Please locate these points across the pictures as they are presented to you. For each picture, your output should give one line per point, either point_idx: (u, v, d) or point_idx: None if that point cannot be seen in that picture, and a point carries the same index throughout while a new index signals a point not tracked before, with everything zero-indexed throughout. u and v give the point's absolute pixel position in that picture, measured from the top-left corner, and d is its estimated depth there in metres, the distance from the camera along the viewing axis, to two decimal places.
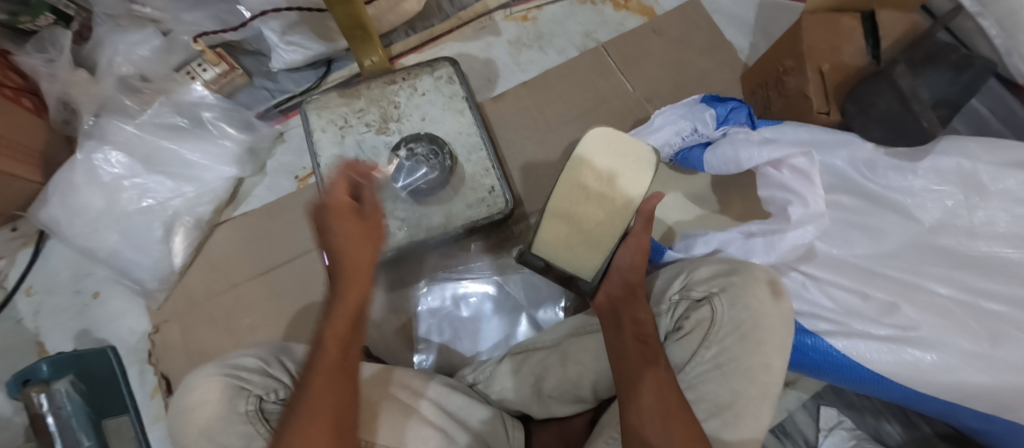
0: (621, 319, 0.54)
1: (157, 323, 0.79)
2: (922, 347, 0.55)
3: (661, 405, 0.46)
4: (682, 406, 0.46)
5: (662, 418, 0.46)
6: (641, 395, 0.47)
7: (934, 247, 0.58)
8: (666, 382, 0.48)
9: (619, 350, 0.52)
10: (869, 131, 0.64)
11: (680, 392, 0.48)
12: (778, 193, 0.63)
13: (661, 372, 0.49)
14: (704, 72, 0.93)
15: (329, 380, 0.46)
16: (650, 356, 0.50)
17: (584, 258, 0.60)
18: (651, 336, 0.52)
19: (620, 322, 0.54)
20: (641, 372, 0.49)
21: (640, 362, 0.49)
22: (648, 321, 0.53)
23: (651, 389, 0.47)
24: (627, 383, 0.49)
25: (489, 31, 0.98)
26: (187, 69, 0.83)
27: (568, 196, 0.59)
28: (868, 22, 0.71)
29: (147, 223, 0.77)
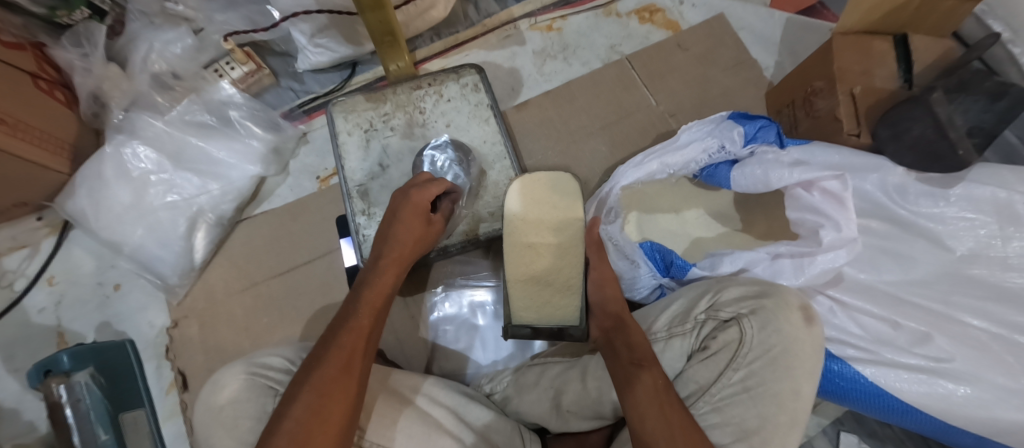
0: (616, 345, 0.54)
1: (176, 318, 0.79)
2: (954, 379, 0.55)
3: (668, 427, 0.46)
4: (690, 429, 0.46)
5: (670, 440, 0.45)
6: (646, 419, 0.46)
7: (966, 277, 0.57)
8: (670, 404, 0.47)
9: (619, 374, 0.51)
10: (901, 157, 0.63)
11: (687, 415, 0.47)
12: (808, 217, 0.63)
13: (665, 394, 0.48)
14: (729, 88, 0.93)
15: (348, 350, 0.49)
16: (650, 378, 0.49)
17: (566, 306, 0.63)
18: (645, 357, 0.51)
19: (615, 349, 0.54)
20: (645, 394, 0.48)
21: (642, 384, 0.48)
22: (643, 344, 0.53)
23: (654, 413, 0.47)
24: (632, 409, 0.47)
25: (514, 40, 0.98)
26: (215, 67, 0.84)
27: (522, 257, 0.63)
28: (901, 46, 0.71)
29: (172, 218, 0.77)
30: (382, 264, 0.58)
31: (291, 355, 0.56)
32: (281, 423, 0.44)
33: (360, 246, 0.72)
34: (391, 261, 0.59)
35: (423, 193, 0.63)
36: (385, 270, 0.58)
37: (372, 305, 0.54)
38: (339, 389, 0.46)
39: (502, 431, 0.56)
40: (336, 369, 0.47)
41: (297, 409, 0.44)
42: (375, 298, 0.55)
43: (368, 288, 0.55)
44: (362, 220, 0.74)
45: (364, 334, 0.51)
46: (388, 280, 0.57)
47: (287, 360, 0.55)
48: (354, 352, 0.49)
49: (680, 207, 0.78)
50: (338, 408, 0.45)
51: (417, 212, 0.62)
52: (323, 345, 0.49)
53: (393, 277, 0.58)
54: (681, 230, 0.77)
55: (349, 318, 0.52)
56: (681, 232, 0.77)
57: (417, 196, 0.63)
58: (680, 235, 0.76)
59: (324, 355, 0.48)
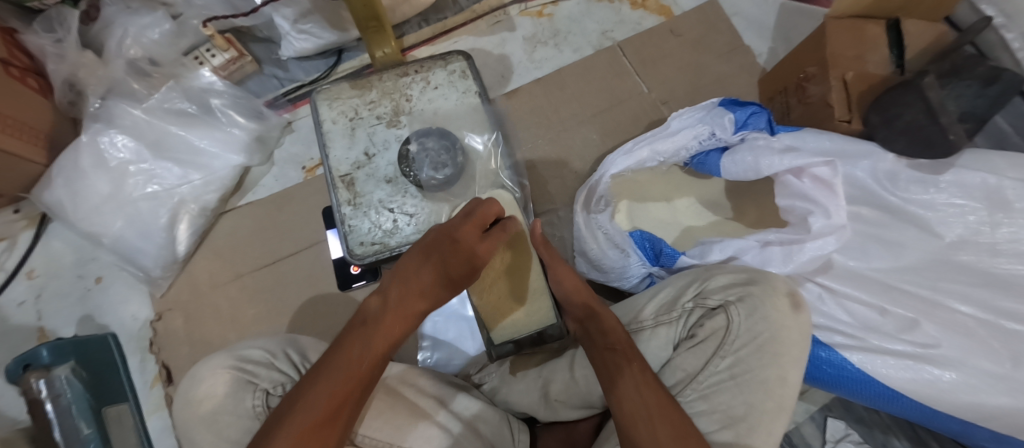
0: (591, 333, 0.55)
1: (160, 311, 0.78)
2: (941, 365, 0.55)
3: (647, 409, 0.45)
4: (670, 407, 0.45)
5: (649, 421, 0.44)
6: (626, 402, 0.46)
7: (953, 263, 0.57)
8: (649, 384, 0.47)
9: (597, 361, 0.51)
10: (891, 143, 0.61)
11: (667, 394, 0.47)
12: (799, 203, 0.61)
13: (644, 376, 0.48)
14: (721, 75, 0.92)
15: (338, 398, 0.44)
16: (627, 362, 0.49)
17: (537, 311, 0.62)
18: (620, 342, 0.51)
19: (591, 336, 0.54)
20: (621, 375, 0.48)
21: (617, 367, 0.49)
22: (616, 328, 0.53)
23: (631, 391, 0.46)
24: (608, 390, 0.48)
25: (504, 26, 0.96)
26: (195, 54, 0.81)
27: (481, 281, 0.62)
28: (893, 32, 0.70)
29: (154, 210, 0.75)
30: (403, 298, 0.50)
31: (272, 349, 0.54)
32: None
33: (346, 237, 0.70)
34: (412, 296, 0.51)
35: (481, 242, 0.53)
36: (401, 312, 0.50)
37: (377, 350, 0.48)
38: (318, 441, 0.43)
39: (490, 421, 0.56)
40: (318, 418, 0.43)
41: None
42: (381, 344, 0.48)
43: (378, 329, 0.48)
44: (348, 210, 0.72)
45: (359, 384, 0.45)
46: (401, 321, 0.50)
47: (269, 352, 0.54)
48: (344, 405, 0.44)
49: (671, 195, 0.77)
50: None
51: (463, 259, 0.52)
52: (313, 382, 0.44)
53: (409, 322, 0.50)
54: (671, 218, 0.76)
55: (348, 362, 0.46)
56: (671, 221, 0.76)
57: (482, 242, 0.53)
58: (671, 224, 0.76)
59: (310, 398, 0.43)
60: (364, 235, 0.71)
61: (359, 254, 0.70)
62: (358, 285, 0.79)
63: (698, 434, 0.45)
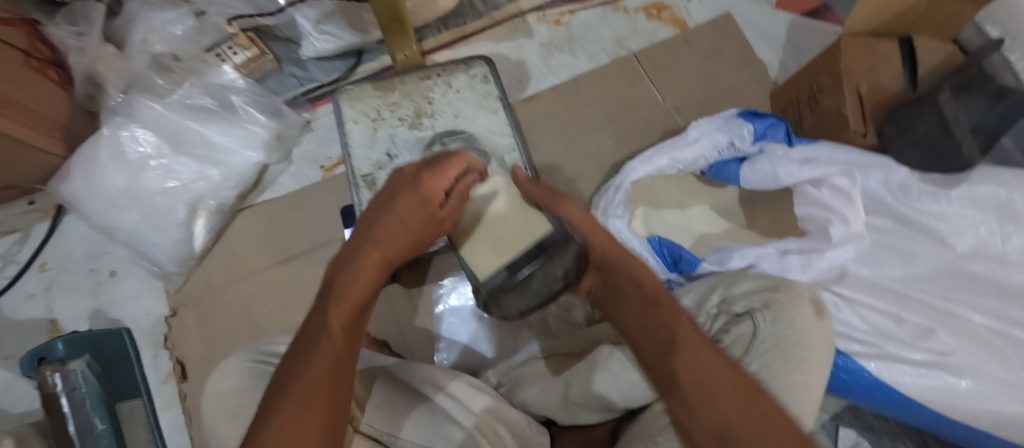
0: (620, 286, 0.49)
1: (174, 307, 0.77)
2: (957, 373, 0.56)
3: (704, 369, 0.41)
4: (730, 365, 0.41)
5: (713, 385, 0.40)
6: (678, 366, 0.42)
7: (967, 274, 0.59)
8: (701, 340, 0.43)
9: (638, 324, 0.47)
10: (906, 155, 0.64)
11: (722, 353, 0.43)
12: (816, 212, 0.63)
13: (689, 334, 0.44)
14: (734, 86, 0.94)
15: (315, 384, 0.36)
16: (673, 317, 0.45)
17: (528, 222, 0.42)
18: (660, 296, 0.47)
19: (620, 291, 0.49)
20: (671, 334, 0.44)
21: (664, 326, 0.45)
22: (649, 279, 0.49)
23: (688, 358, 0.42)
24: (660, 359, 0.44)
25: (521, 32, 0.98)
26: (217, 51, 0.81)
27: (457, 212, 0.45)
28: (907, 47, 0.72)
29: (171, 204, 0.75)
30: (354, 265, 0.41)
31: None
32: None
33: None
34: (365, 261, 0.41)
35: (434, 180, 0.41)
36: (357, 281, 0.40)
37: (337, 328, 0.39)
38: (304, 434, 0.35)
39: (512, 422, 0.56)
40: (297, 411, 0.35)
41: None
42: (340, 318, 0.39)
43: (332, 303, 0.40)
44: None
45: (332, 363, 0.37)
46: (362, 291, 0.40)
47: None
48: (323, 389, 0.37)
49: (686, 203, 0.79)
50: None
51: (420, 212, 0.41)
52: (281, 377, 0.37)
53: (365, 288, 0.40)
54: (686, 224, 0.78)
55: (310, 346, 0.38)
56: (685, 228, 0.77)
57: (432, 184, 0.41)
58: (685, 230, 0.77)
59: (283, 392, 0.36)
60: None
61: None
62: None
63: (765, 387, 0.41)
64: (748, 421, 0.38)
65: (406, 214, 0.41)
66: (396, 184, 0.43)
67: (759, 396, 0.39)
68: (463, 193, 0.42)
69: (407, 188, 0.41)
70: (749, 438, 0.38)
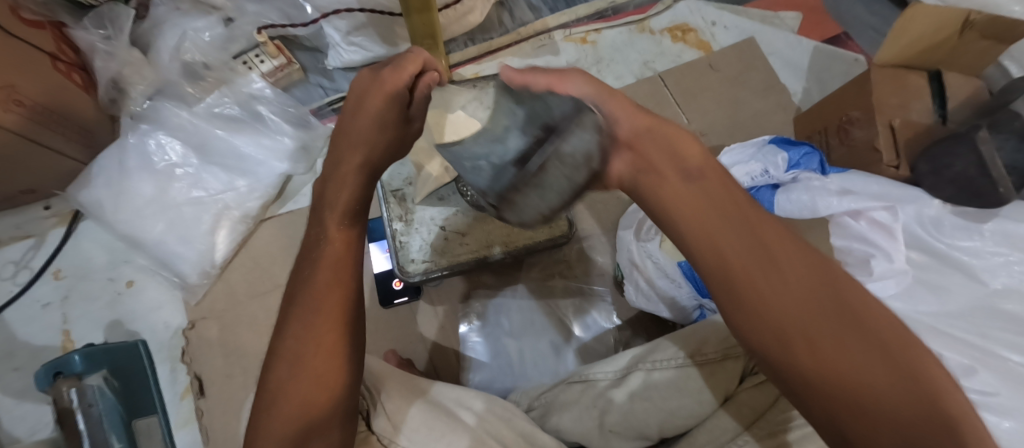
0: (651, 170, 0.38)
1: (193, 320, 0.75)
2: (998, 413, 0.54)
3: (768, 254, 0.34)
4: (810, 268, 0.33)
5: (800, 305, 0.32)
6: (731, 254, 0.34)
7: (996, 311, 0.61)
8: (771, 240, 0.34)
9: (693, 230, 0.36)
10: (939, 191, 0.65)
11: (799, 251, 0.34)
12: (856, 245, 0.62)
13: (745, 208, 0.36)
14: (759, 112, 0.95)
15: (331, 270, 0.42)
16: (725, 214, 0.35)
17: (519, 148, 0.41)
18: (709, 186, 0.37)
19: (653, 175, 0.38)
20: (732, 243, 0.34)
21: (723, 231, 0.35)
22: (683, 152, 0.39)
23: (766, 276, 0.33)
24: (728, 283, 0.34)
25: (548, 49, 0.98)
26: (244, 58, 0.82)
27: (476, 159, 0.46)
28: (935, 82, 0.74)
29: (197, 214, 0.74)
30: (338, 171, 0.45)
31: None
32: (281, 346, 0.40)
33: (396, 253, 0.69)
34: (347, 165, 0.45)
35: (394, 73, 0.45)
36: (343, 182, 0.45)
37: (339, 226, 0.44)
38: (331, 302, 0.41)
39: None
40: (323, 290, 0.41)
41: (291, 333, 0.40)
42: (338, 217, 0.44)
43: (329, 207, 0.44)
44: (399, 226, 0.71)
45: (340, 252, 0.43)
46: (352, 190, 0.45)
47: None
48: (338, 271, 0.42)
49: None
50: (329, 323, 0.40)
51: (384, 106, 0.45)
52: (299, 268, 0.43)
53: (351, 195, 0.45)
54: None
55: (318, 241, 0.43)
56: None
57: (392, 81, 0.44)
58: None
59: (303, 278, 0.42)
60: (415, 252, 0.70)
61: (409, 272, 0.69)
62: (400, 301, 0.78)
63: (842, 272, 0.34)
64: (824, 317, 0.32)
65: (378, 114, 0.45)
66: (357, 88, 0.46)
67: (838, 289, 0.32)
68: (422, 90, 0.46)
69: (363, 85, 0.46)
70: (823, 331, 0.31)
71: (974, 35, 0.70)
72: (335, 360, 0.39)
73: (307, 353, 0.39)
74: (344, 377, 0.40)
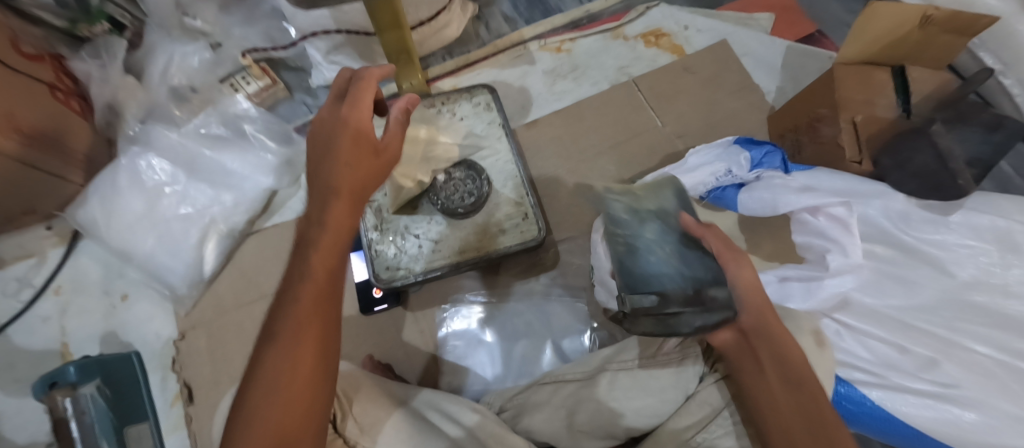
0: (760, 355, 0.54)
1: (183, 330, 0.78)
2: (962, 405, 0.55)
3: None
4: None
5: None
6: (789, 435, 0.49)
7: (966, 303, 0.59)
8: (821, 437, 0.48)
9: (766, 404, 0.52)
10: (904, 185, 0.65)
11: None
12: (816, 241, 0.64)
13: (825, 413, 0.49)
14: (734, 112, 0.96)
15: (318, 304, 0.41)
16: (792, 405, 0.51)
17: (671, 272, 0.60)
18: (806, 383, 0.51)
19: (756, 358, 0.54)
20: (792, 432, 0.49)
21: (801, 420, 0.49)
22: (796, 357, 0.53)
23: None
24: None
25: (525, 59, 1.01)
26: (230, 81, 0.85)
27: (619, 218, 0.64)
28: (899, 78, 0.74)
29: (185, 229, 0.78)
30: (325, 207, 0.44)
31: None
32: (256, 376, 0.39)
33: (373, 261, 0.72)
34: (332, 196, 0.45)
35: (360, 108, 0.49)
36: (333, 216, 0.44)
37: (325, 263, 0.43)
38: (312, 333, 0.40)
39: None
40: (309, 324, 0.40)
41: (271, 364, 0.39)
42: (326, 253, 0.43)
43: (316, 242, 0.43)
44: (375, 235, 0.73)
45: (322, 283, 0.42)
46: (339, 222, 0.44)
47: None
48: (321, 303, 0.41)
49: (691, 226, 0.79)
50: (308, 354, 0.39)
51: (357, 137, 0.47)
52: (279, 301, 0.41)
53: (339, 223, 0.44)
54: None
55: (302, 273, 0.42)
56: None
57: (363, 116, 0.49)
58: None
59: (285, 308, 0.41)
60: (390, 259, 0.72)
61: (385, 279, 0.72)
62: (379, 308, 0.80)
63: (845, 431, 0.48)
64: None
65: (349, 145, 0.47)
66: (319, 124, 0.49)
67: None
68: (398, 123, 0.54)
69: (329, 120, 0.49)
70: None
71: (935, 30, 0.70)
72: (310, 387, 0.39)
73: (282, 384, 0.38)
74: (319, 404, 0.40)
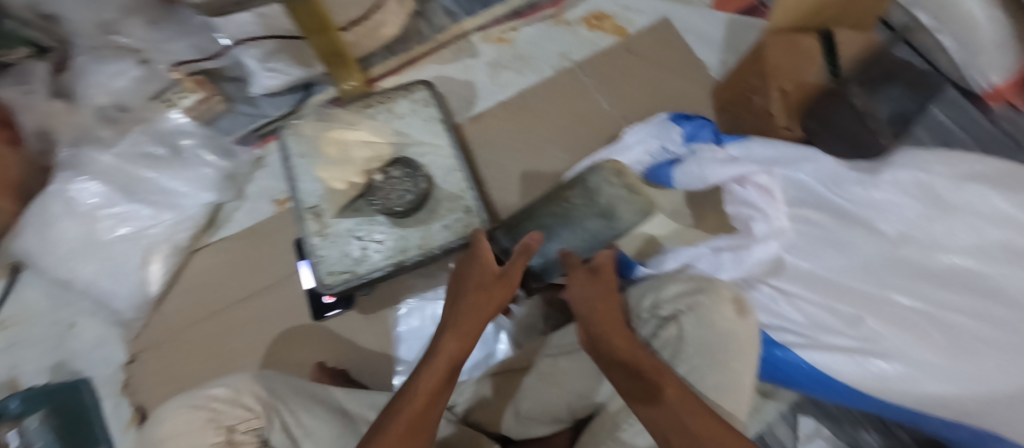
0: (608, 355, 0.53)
1: (134, 353, 0.78)
2: (884, 357, 0.57)
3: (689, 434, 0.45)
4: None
5: None
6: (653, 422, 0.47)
7: (901, 260, 0.58)
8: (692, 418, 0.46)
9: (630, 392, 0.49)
10: (831, 146, 0.69)
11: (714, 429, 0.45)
12: (743, 209, 0.66)
13: (679, 394, 0.48)
14: (680, 90, 0.97)
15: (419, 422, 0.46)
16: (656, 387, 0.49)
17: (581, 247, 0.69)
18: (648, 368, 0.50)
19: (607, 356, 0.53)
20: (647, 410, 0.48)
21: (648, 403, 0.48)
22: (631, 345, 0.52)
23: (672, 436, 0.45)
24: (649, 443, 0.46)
25: (467, 53, 1.00)
26: (164, 97, 0.83)
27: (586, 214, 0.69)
28: (825, 40, 0.66)
29: (127, 252, 0.76)
30: (444, 336, 0.53)
31: (239, 385, 0.54)
32: None
33: (316, 267, 0.71)
34: (453, 334, 0.53)
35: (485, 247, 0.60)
36: (455, 337, 0.52)
37: (436, 376, 0.50)
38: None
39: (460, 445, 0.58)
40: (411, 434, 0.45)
41: None
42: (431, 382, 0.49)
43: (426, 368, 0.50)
44: (317, 241, 0.72)
45: (427, 396, 0.48)
46: (445, 358, 0.51)
47: (233, 389, 0.54)
48: (422, 417, 0.46)
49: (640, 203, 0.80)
50: None
51: (487, 275, 0.57)
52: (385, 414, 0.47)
53: (451, 349, 0.51)
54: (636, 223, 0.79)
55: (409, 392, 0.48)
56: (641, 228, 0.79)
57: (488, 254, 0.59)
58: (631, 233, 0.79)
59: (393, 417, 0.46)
60: (333, 264, 0.72)
61: (329, 284, 0.71)
62: (332, 313, 0.80)
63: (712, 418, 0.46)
64: None
65: (476, 279, 0.56)
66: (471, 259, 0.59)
67: None
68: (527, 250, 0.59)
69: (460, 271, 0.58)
70: None
71: None
72: None
73: None
74: None
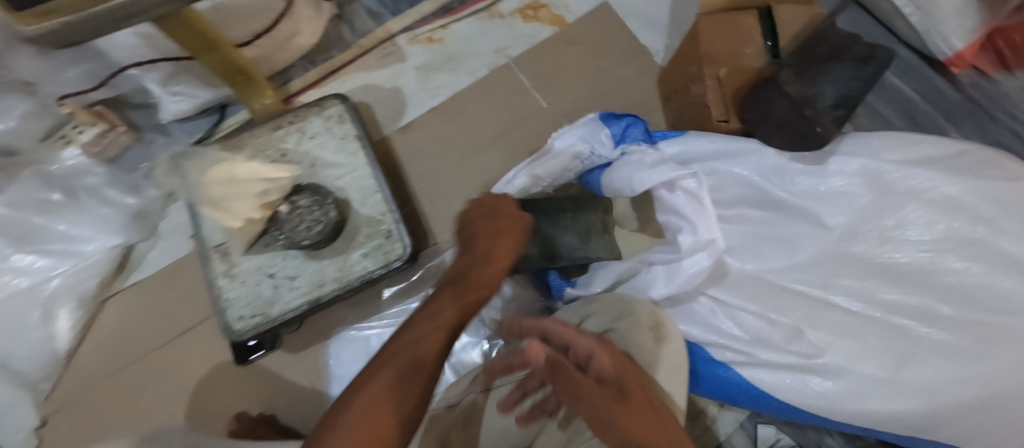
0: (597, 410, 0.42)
1: (44, 415, 0.73)
2: (824, 374, 0.51)
3: None
4: None
5: None
6: None
7: (850, 255, 0.54)
8: None
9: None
10: (772, 137, 0.58)
11: None
12: (674, 220, 0.59)
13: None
14: (625, 79, 0.90)
15: (416, 368, 0.45)
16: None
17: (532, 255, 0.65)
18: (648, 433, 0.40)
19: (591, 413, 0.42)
20: None
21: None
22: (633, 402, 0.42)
23: None
24: None
25: (394, 57, 0.93)
26: (60, 133, 0.71)
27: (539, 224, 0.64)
28: (767, 20, 0.65)
29: (24, 307, 0.72)
30: (452, 290, 0.53)
31: None
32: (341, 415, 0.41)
33: (224, 312, 0.66)
34: (468, 286, 0.53)
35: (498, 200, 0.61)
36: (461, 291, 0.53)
37: (439, 325, 0.49)
38: (397, 396, 0.43)
39: None
40: (405, 378, 0.44)
41: (354, 412, 0.41)
42: (433, 334, 0.48)
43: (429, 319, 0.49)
44: (225, 283, 0.67)
45: (428, 349, 0.47)
46: (455, 310, 0.51)
47: None
48: (417, 368, 0.45)
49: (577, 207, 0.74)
50: (390, 409, 0.42)
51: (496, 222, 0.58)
52: (382, 357, 0.46)
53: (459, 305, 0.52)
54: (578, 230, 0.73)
55: (406, 338, 0.47)
56: None
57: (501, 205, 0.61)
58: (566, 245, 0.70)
59: (387, 361, 0.45)
60: (242, 308, 0.66)
61: (238, 330, 0.65)
62: (256, 355, 0.72)
63: None
64: None
65: (488, 226, 0.58)
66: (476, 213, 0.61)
67: None
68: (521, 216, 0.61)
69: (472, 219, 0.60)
70: None
71: None
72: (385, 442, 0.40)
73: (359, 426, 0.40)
74: None
